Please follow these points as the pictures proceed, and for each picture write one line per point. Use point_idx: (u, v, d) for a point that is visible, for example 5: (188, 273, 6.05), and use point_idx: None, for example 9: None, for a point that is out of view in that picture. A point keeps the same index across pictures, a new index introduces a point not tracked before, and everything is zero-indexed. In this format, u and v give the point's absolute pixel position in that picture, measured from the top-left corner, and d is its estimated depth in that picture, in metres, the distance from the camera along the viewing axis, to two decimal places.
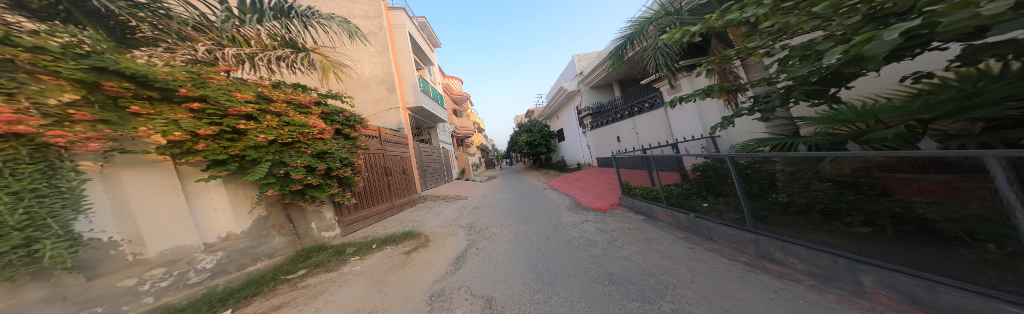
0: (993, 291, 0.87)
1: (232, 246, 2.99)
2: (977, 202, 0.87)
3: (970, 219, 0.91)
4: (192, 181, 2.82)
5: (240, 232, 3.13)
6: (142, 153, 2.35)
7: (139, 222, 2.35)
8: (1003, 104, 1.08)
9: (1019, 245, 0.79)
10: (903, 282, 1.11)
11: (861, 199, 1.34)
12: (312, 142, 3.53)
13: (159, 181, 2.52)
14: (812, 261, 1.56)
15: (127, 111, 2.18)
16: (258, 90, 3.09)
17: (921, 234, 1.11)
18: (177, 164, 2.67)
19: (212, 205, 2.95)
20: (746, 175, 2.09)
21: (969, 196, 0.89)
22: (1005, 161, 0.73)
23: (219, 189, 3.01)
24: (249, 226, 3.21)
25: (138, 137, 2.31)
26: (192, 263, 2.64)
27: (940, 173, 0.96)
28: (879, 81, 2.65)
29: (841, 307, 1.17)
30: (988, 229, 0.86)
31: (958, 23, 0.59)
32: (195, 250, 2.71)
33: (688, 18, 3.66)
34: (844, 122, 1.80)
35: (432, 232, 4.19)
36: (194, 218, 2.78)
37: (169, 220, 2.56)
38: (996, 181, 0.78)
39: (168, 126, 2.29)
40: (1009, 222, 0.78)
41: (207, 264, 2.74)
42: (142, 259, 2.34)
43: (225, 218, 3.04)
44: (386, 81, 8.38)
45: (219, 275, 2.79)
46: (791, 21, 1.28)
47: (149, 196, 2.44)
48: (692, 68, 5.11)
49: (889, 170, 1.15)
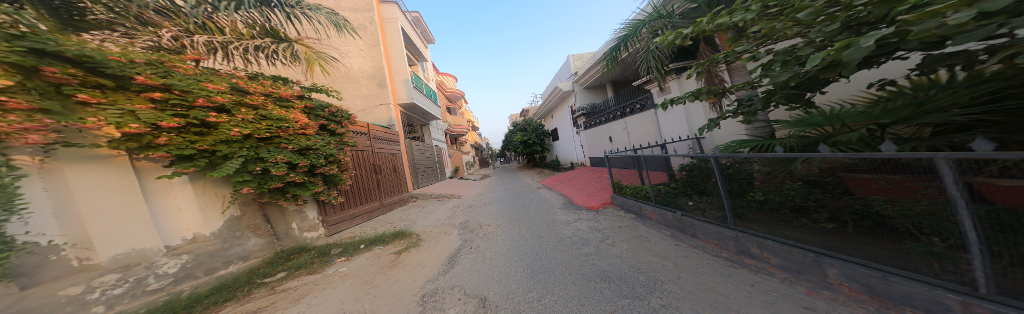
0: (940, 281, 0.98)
1: (200, 249, 2.79)
2: (926, 199, 1.00)
3: (919, 215, 1.05)
4: (153, 179, 2.59)
5: (209, 233, 2.91)
6: (91, 147, 2.12)
7: (87, 223, 2.13)
8: (952, 110, 1.22)
9: (960, 237, 0.91)
10: (863, 274, 1.21)
11: (826, 197, 1.47)
12: (294, 137, 3.37)
13: (113, 179, 2.30)
14: (784, 255, 1.68)
15: (73, 99, 1.93)
16: (233, 81, 2.88)
17: (876, 229, 1.24)
18: (134, 159, 2.45)
19: (177, 205, 2.72)
20: (727, 174, 2.21)
21: (919, 194, 1.01)
22: (953, 163, 0.85)
23: (184, 187, 2.79)
24: (220, 226, 3.00)
25: (87, 129, 2.08)
26: (151, 267, 2.42)
27: (894, 173, 1.08)
28: (848, 87, 2.88)
29: (809, 298, 1.27)
30: (933, 224, 0.99)
31: (925, 33, 0.67)
32: (157, 253, 2.49)
33: (679, 21, 3.79)
34: (815, 126, 1.96)
35: (425, 232, 4.11)
36: (155, 219, 2.55)
37: (125, 221, 2.35)
38: (942, 179, 0.91)
39: (124, 117, 2.06)
40: (957, 218, 0.89)
41: (170, 269, 2.53)
42: (91, 264, 2.12)
43: (192, 219, 2.82)
44: (376, 77, 8.09)
45: (184, 280, 2.59)
46: (777, 26, 1.36)
47: (100, 195, 2.21)
48: (681, 71, 5.33)
49: (852, 170, 1.27)
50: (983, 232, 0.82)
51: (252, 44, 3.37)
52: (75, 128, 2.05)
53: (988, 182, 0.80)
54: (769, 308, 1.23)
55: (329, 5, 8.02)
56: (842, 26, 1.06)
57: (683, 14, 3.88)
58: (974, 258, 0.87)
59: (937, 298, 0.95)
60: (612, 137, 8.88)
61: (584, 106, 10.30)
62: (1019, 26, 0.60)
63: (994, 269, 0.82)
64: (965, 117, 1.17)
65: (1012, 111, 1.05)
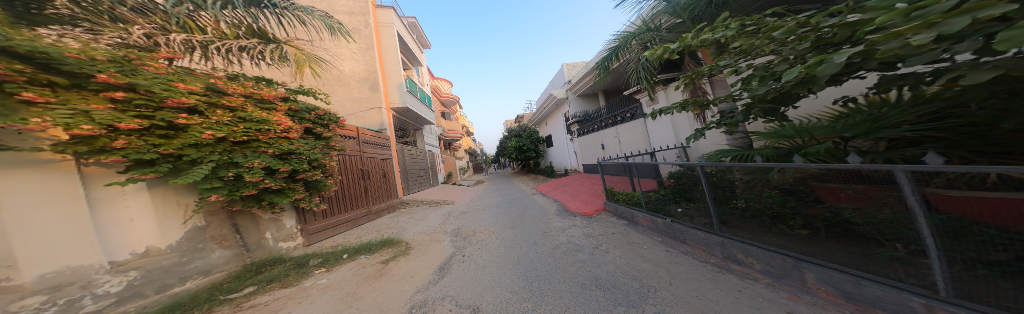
0: (906, 285, 1.06)
1: (153, 264, 2.43)
2: (888, 208, 1.08)
3: (882, 222, 1.13)
4: (101, 186, 2.23)
5: (165, 246, 2.55)
6: (31, 151, 1.82)
7: (11, 239, 1.77)
8: (903, 126, 1.36)
9: (920, 243, 0.99)
10: (838, 278, 1.28)
11: (801, 204, 1.57)
12: (275, 141, 3.21)
13: (55, 187, 1.97)
14: (766, 261, 1.73)
15: (16, 97, 1.66)
16: (210, 81, 2.73)
17: (847, 235, 1.33)
18: (81, 164, 2.11)
19: (129, 215, 2.36)
20: (711, 182, 2.29)
21: (882, 203, 1.10)
22: (909, 175, 0.93)
23: (140, 195, 2.43)
24: (180, 238, 2.67)
25: (28, 130, 1.79)
26: (89, 287, 2.07)
27: (859, 183, 1.18)
28: (817, 102, 3.14)
29: (791, 302, 1.31)
30: (895, 231, 1.08)
31: (890, 53, 0.74)
32: (98, 271, 2.13)
33: (666, 35, 4.02)
34: (786, 138, 2.10)
35: (415, 239, 3.98)
36: (101, 232, 2.18)
37: (63, 234, 1.99)
38: (900, 189, 1.00)
39: (75, 118, 1.81)
40: (917, 225, 0.97)
41: (113, 288, 2.17)
42: (12, 286, 1.76)
43: (147, 230, 2.46)
44: (369, 80, 7.97)
45: (129, 300, 2.23)
46: (756, 43, 1.47)
47: (35, 206, 1.88)
48: (668, 82, 5.65)
49: (821, 180, 1.37)
50: (938, 239, 0.91)
51: (236, 44, 3.25)
52: (15, 130, 1.75)
53: (937, 192, 0.90)
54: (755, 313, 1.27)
55: (324, 8, 7.93)
56: (812, 45, 1.17)
57: (670, 28, 4.12)
58: (934, 263, 0.95)
59: (904, 301, 1.02)
60: (605, 144, 9.10)
61: (577, 114, 10.53)
62: (959, 51, 0.68)
63: (952, 273, 0.90)
64: (916, 132, 1.30)
65: (955, 127, 1.18)
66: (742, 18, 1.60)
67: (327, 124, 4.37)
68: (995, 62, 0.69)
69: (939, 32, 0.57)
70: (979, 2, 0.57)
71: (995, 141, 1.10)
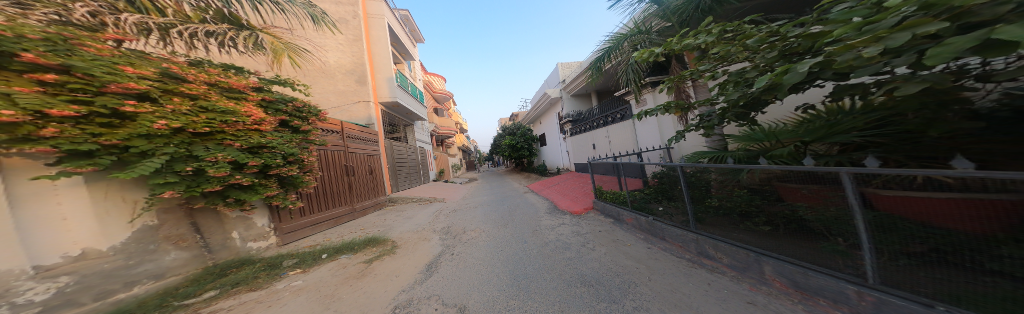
0: (844, 274, 1.20)
1: (92, 267, 2.11)
2: (834, 206, 1.22)
3: (829, 219, 1.27)
4: (25, 179, 1.88)
5: (108, 248, 2.22)
6: None
7: None
8: (852, 133, 1.51)
9: (856, 237, 1.12)
10: (791, 270, 1.42)
11: (765, 203, 1.71)
12: (244, 133, 2.97)
13: None
14: (732, 255, 1.87)
15: None
16: (165, 66, 2.46)
17: (801, 230, 1.46)
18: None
19: (62, 214, 2.03)
20: (690, 182, 2.41)
21: (830, 201, 1.23)
22: (852, 176, 1.05)
23: (75, 191, 2.10)
24: (127, 239, 2.35)
25: None
26: (6, 296, 1.71)
27: (813, 183, 1.30)
28: (783, 108, 3.43)
29: (750, 293, 1.44)
30: (840, 228, 1.21)
31: (845, 64, 0.84)
32: (20, 277, 1.79)
33: (655, 37, 4.17)
34: (757, 141, 2.26)
35: (402, 238, 3.87)
36: (28, 234, 1.85)
37: None
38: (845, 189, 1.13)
39: None
40: (855, 222, 1.11)
41: (37, 296, 1.84)
42: None
43: (84, 231, 2.13)
44: (356, 73, 7.57)
45: (62, 308, 1.94)
46: (731, 49, 1.57)
47: None
48: (656, 84, 5.87)
49: (783, 180, 1.50)
50: (870, 233, 1.05)
51: (203, 29, 2.94)
52: None
53: (874, 191, 1.03)
54: (721, 305, 1.38)
55: None
56: (780, 54, 1.28)
57: (660, 31, 4.29)
58: (866, 254, 1.09)
59: (841, 289, 1.15)
60: (595, 144, 9.34)
61: (570, 113, 10.73)
62: (899, 64, 0.77)
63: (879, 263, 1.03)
64: (862, 138, 1.46)
65: (894, 134, 1.35)
66: (722, 24, 1.68)
67: (305, 117, 4.09)
68: (925, 76, 0.80)
69: (878, 48, 0.67)
70: (919, 19, 0.65)
71: (925, 146, 1.27)
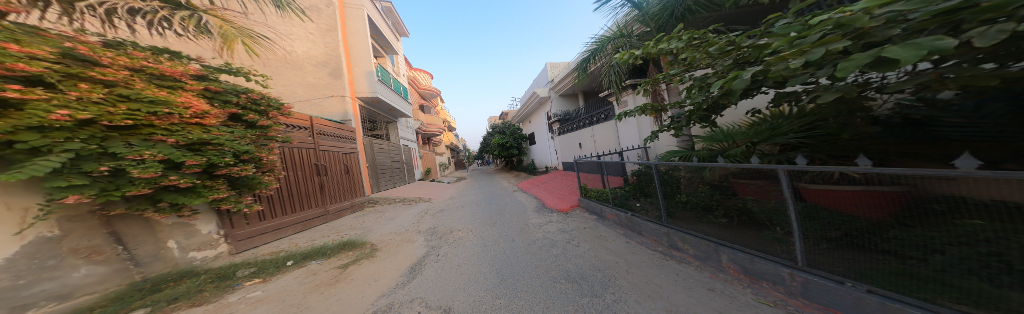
0: (781, 259, 1.41)
1: None
2: (773, 199, 1.44)
3: (770, 210, 1.49)
4: None
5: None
6: None
7: None
8: (790, 135, 1.79)
9: (789, 225, 1.35)
10: (740, 257, 1.63)
11: (723, 197, 1.93)
12: (180, 128, 2.54)
13: None
14: (696, 246, 2.07)
15: None
16: (66, 44, 1.97)
17: (750, 221, 1.68)
18: None
19: None
20: (663, 180, 2.60)
21: (770, 195, 1.47)
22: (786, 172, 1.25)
23: None
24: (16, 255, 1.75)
25: None
26: None
27: (758, 179, 1.52)
28: (737, 112, 3.81)
29: (711, 280, 1.63)
30: (779, 218, 1.42)
31: (778, 73, 0.97)
32: None
33: (635, 41, 4.40)
34: (716, 141, 2.54)
35: (383, 240, 3.68)
36: None
37: None
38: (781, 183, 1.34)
39: None
40: (788, 211, 1.33)
41: None
42: None
43: None
44: (329, 65, 7.01)
45: None
46: (697, 56, 1.71)
47: None
48: (635, 86, 6.21)
49: (737, 177, 1.73)
50: (800, 222, 1.28)
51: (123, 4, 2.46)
52: None
53: (803, 185, 1.27)
54: (687, 292, 1.52)
55: None
56: (734, 62, 1.43)
57: (640, 36, 4.55)
58: (796, 240, 1.32)
59: (778, 272, 1.37)
60: (581, 143, 9.64)
61: (558, 113, 10.97)
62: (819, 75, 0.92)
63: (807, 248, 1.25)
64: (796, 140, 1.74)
65: (817, 136, 1.63)
66: (691, 32, 1.83)
67: (264, 111, 3.74)
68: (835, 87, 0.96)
69: (802, 60, 0.79)
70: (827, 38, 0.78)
71: (838, 148, 1.56)
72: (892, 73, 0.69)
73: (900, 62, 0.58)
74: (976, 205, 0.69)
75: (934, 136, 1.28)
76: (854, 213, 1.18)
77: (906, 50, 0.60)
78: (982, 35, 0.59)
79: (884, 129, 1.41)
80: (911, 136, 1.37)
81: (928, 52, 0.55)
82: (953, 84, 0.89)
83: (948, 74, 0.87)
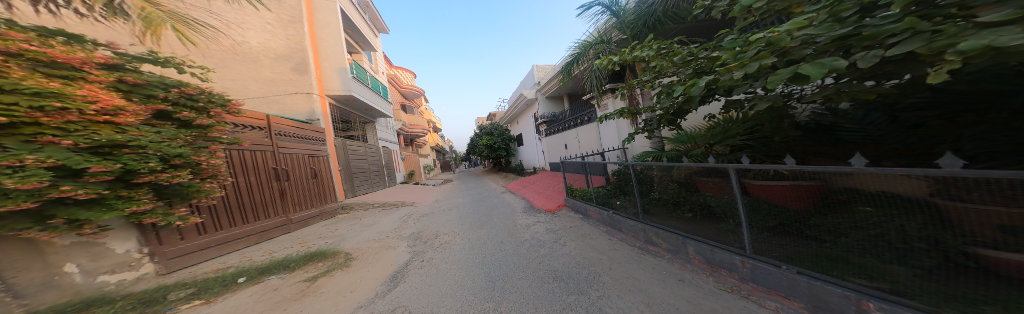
0: (733, 247, 1.72)
1: None
2: (726, 194, 1.81)
3: (721, 203, 1.87)
4: None
5: None
6: None
7: None
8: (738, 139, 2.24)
9: (738, 217, 1.68)
10: (703, 248, 1.88)
11: (690, 193, 2.20)
12: (84, 126, 1.91)
13: None
14: (666, 239, 2.27)
15: None
16: None
17: (711, 212, 1.99)
18: None
19: None
20: (639, 178, 2.77)
21: (723, 191, 1.83)
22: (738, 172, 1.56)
23: None
24: None
25: None
26: None
27: (715, 177, 1.84)
28: (699, 115, 4.18)
29: (681, 271, 1.82)
30: (729, 210, 1.78)
31: (725, 82, 1.13)
32: None
33: (614, 48, 4.65)
34: (680, 142, 2.94)
35: (359, 248, 3.43)
36: None
37: None
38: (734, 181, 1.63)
39: None
40: (741, 205, 1.64)
41: None
42: None
43: None
44: (292, 59, 6.44)
45: None
46: (664, 64, 1.86)
47: None
48: (614, 90, 6.57)
49: (698, 175, 2.05)
50: (747, 215, 1.59)
51: None
52: None
53: (749, 183, 1.58)
54: (660, 284, 1.67)
55: None
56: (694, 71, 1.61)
57: (618, 43, 4.81)
58: (743, 229, 1.64)
59: (731, 260, 1.66)
60: (567, 145, 9.91)
61: (545, 115, 11.21)
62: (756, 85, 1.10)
63: (755, 236, 1.58)
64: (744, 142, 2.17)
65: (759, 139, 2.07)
66: (660, 42, 1.98)
67: (204, 108, 3.19)
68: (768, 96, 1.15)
69: (742, 72, 0.96)
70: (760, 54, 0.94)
71: (774, 149, 2.03)
72: (805, 86, 0.88)
73: (810, 78, 0.75)
74: (891, 197, 0.95)
75: (834, 138, 1.75)
76: (782, 204, 1.48)
77: (813, 68, 0.77)
78: (863, 58, 0.79)
79: (805, 132, 1.90)
80: (825, 138, 1.81)
81: (826, 71, 0.71)
82: (845, 97, 1.14)
83: (842, 89, 1.09)
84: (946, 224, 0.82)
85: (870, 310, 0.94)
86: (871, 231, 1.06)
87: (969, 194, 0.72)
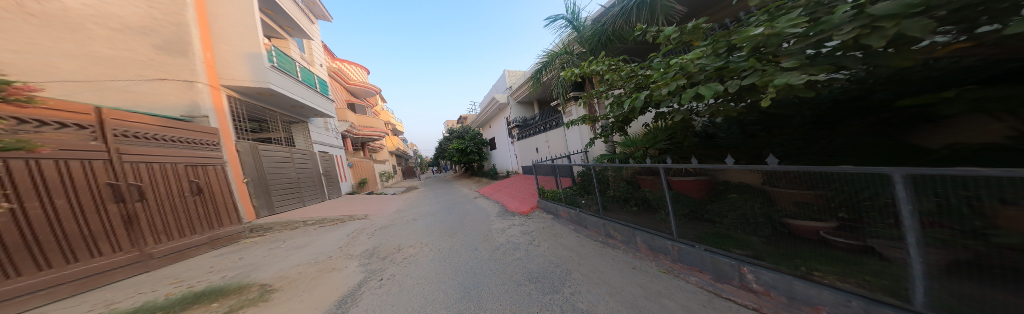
0: (663, 233, 2.18)
1: None
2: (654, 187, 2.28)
3: (652, 196, 2.32)
4: None
5: None
6: None
7: None
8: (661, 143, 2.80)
9: (664, 207, 2.15)
10: (647, 237, 2.33)
11: (636, 189, 2.53)
12: None
13: None
14: (621, 231, 2.69)
15: None
16: None
17: (647, 205, 2.40)
18: None
19: None
20: (599, 178, 3.18)
21: (651, 186, 2.31)
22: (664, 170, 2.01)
23: None
24: None
25: None
26: None
27: (648, 175, 2.30)
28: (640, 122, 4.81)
29: (633, 259, 2.20)
30: (659, 201, 2.21)
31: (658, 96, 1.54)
32: None
33: (575, 59, 5.04)
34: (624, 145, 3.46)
35: (299, 273, 2.83)
36: None
37: None
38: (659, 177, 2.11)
39: None
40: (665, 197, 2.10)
41: None
42: None
43: None
44: (160, 34, 4.54)
45: None
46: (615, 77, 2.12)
47: None
48: (576, 98, 7.09)
49: (639, 174, 2.45)
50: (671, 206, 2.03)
51: None
52: None
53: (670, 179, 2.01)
54: (619, 272, 1.96)
55: None
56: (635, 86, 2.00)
57: (580, 54, 5.21)
58: (669, 217, 2.10)
59: (664, 244, 2.11)
60: (537, 148, 10.24)
61: (516, 119, 11.47)
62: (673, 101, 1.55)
63: (678, 223, 2.02)
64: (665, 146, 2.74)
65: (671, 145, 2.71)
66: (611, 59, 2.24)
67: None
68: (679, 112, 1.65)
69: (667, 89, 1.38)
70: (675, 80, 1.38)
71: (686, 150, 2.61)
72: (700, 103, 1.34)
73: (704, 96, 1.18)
74: (749, 187, 1.44)
75: (715, 144, 2.40)
76: (689, 194, 1.91)
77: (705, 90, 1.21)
78: (730, 85, 1.22)
79: (700, 139, 2.48)
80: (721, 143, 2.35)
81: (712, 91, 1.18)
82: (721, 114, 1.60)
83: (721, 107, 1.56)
84: (775, 203, 1.33)
85: (745, 272, 1.46)
86: (740, 212, 1.54)
87: (791, 182, 1.19)
